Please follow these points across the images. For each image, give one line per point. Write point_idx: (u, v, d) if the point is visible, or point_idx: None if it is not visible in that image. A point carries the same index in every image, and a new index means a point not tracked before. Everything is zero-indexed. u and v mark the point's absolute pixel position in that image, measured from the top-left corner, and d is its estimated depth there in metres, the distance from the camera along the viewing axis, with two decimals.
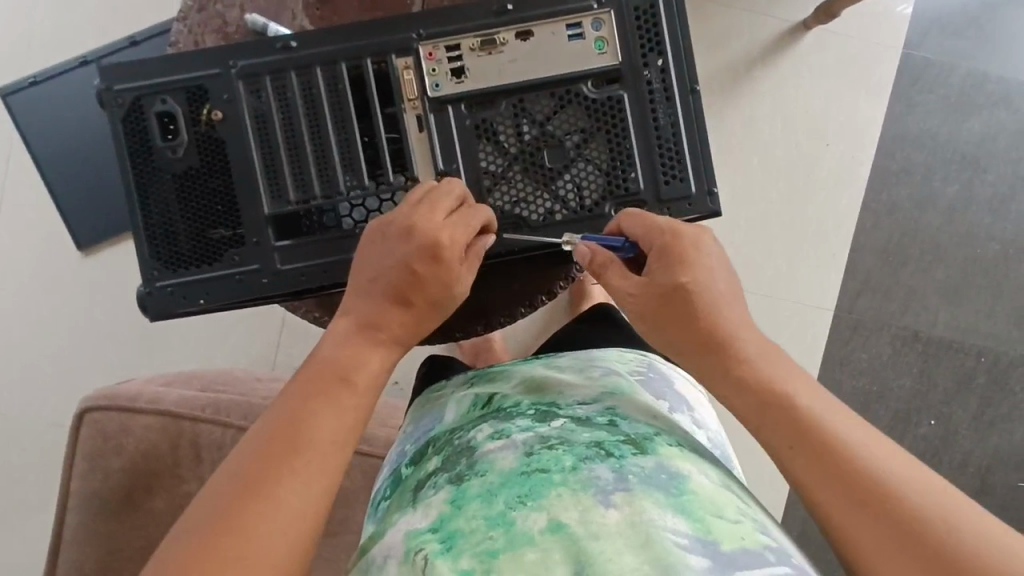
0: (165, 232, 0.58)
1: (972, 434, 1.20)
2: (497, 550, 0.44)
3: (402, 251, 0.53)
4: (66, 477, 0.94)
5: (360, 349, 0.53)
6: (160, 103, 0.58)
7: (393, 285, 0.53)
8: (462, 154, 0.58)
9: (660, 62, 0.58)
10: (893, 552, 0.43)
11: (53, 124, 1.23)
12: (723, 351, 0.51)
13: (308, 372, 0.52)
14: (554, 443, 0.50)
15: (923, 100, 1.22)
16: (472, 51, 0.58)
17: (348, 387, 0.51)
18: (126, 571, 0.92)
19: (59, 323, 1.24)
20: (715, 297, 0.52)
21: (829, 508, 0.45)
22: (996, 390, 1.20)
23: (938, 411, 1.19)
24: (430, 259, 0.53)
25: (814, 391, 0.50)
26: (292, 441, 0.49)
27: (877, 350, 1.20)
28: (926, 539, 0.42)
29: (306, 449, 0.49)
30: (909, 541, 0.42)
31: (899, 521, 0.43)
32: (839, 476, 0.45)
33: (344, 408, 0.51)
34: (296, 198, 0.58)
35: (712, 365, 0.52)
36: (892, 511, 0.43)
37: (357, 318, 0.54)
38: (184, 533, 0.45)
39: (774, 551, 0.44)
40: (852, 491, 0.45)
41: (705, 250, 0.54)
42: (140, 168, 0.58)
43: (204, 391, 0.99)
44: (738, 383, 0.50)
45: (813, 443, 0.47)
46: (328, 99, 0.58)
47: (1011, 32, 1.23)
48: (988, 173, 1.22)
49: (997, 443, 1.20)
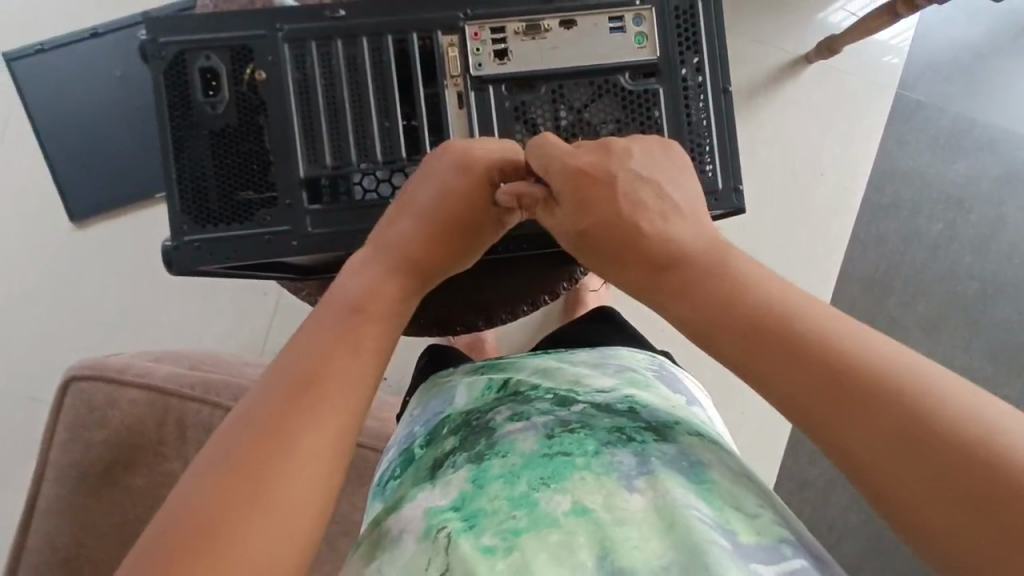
0: (196, 187, 0.58)
1: None
2: (521, 530, 0.44)
3: (440, 169, 0.56)
4: (45, 448, 0.92)
5: (382, 284, 0.53)
6: (204, 59, 0.57)
7: (426, 209, 0.55)
8: (499, 135, 0.59)
9: (695, 61, 0.59)
10: (919, 469, 0.39)
11: (57, 94, 1.22)
12: (711, 286, 0.47)
13: (323, 308, 0.51)
14: (574, 427, 0.51)
15: (914, 140, 1.28)
16: (516, 35, 0.59)
17: (364, 320, 0.51)
18: (96, 550, 0.89)
19: (44, 295, 1.22)
20: (692, 240, 0.49)
21: (864, 450, 0.41)
22: None
23: None
24: (462, 172, 0.55)
25: (806, 301, 0.46)
26: (316, 381, 0.47)
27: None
28: (946, 445, 0.39)
29: (325, 386, 0.47)
30: (932, 452, 0.39)
31: (935, 441, 0.39)
32: (842, 400, 0.42)
33: (364, 344, 0.50)
34: (331, 163, 0.58)
35: (689, 297, 0.48)
36: (906, 422, 0.40)
37: (383, 248, 0.55)
38: (197, 482, 0.43)
39: (790, 544, 0.45)
40: (873, 416, 0.41)
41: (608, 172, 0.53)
42: (176, 121, 0.57)
43: (195, 369, 0.97)
44: (725, 304, 0.46)
45: (809, 378, 0.43)
46: (372, 70, 0.58)
47: (999, 81, 1.29)
48: (972, 214, 1.27)
49: None
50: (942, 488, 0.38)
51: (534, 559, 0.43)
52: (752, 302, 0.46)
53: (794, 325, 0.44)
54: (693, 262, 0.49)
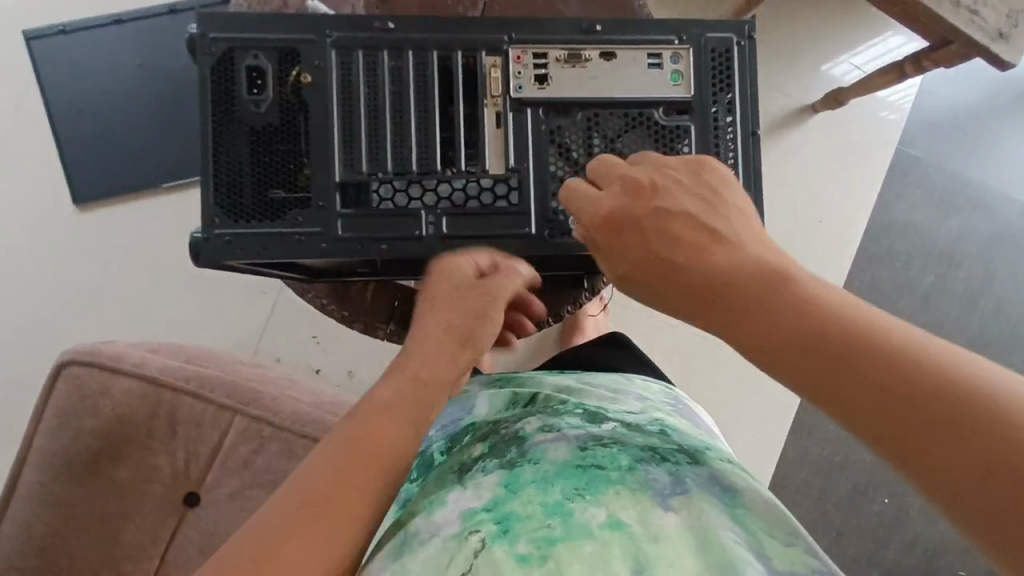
0: (231, 182, 0.58)
1: (923, 513, 1.23)
2: (556, 538, 0.45)
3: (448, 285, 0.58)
4: (31, 434, 0.90)
5: (417, 376, 0.55)
6: (252, 58, 0.58)
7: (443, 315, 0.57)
8: (533, 156, 0.60)
9: (728, 99, 0.61)
10: (963, 471, 0.37)
11: (74, 78, 1.22)
12: (745, 299, 0.45)
13: (369, 402, 0.53)
14: (607, 442, 0.52)
15: (911, 194, 1.31)
16: (557, 61, 0.60)
17: (402, 403, 0.53)
18: (74, 542, 0.87)
19: (39, 277, 1.20)
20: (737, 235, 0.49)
21: (905, 451, 0.38)
22: None
23: (893, 490, 1.23)
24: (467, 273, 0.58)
25: (819, 287, 0.44)
26: (361, 455, 0.50)
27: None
28: (989, 438, 0.36)
29: (363, 457, 0.50)
30: (975, 455, 0.36)
31: (982, 436, 0.36)
32: (876, 400, 0.39)
33: (399, 421, 0.53)
34: (367, 170, 0.59)
35: (721, 307, 0.47)
36: (930, 410, 0.38)
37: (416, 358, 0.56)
38: (225, 555, 0.47)
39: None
40: (907, 414, 0.38)
41: (634, 216, 0.53)
42: (218, 116, 0.58)
43: (189, 364, 0.96)
44: (751, 300, 0.45)
45: (824, 375, 0.41)
46: (414, 82, 0.59)
47: (993, 145, 1.34)
48: (962, 269, 1.31)
49: (944, 526, 1.23)
50: (993, 487, 0.36)
51: (569, 568, 0.43)
52: (798, 300, 0.44)
53: (804, 317, 0.43)
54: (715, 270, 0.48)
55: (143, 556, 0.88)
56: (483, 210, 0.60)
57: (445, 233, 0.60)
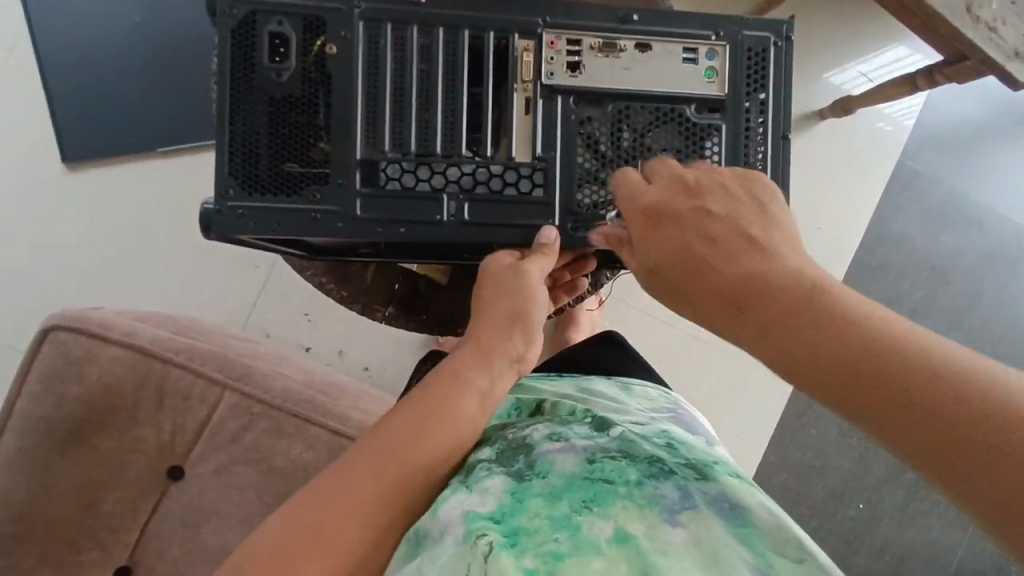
0: (248, 153, 0.56)
1: (895, 522, 1.25)
2: (563, 553, 0.44)
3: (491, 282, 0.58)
4: (13, 395, 0.85)
5: (451, 378, 0.54)
6: (275, 23, 0.55)
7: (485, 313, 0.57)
8: (561, 146, 0.58)
9: (761, 100, 0.59)
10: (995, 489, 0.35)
11: (69, 31, 1.17)
12: (768, 307, 0.44)
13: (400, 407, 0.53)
14: (615, 454, 0.51)
15: (909, 206, 1.32)
16: (591, 50, 0.58)
17: (429, 406, 0.53)
18: (51, 511, 0.84)
19: (23, 235, 1.16)
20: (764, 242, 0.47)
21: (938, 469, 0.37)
22: (922, 485, 1.26)
23: (868, 497, 1.25)
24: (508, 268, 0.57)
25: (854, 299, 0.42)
26: (381, 452, 0.51)
27: (828, 431, 1.24)
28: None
29: (383, 454, 0.50)
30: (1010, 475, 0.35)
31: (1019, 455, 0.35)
32: (906, 414, 0.38)
33: (422, 421, 0.52)
34: (389, 150, 0.57)
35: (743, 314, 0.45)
36: (983, 429, 0.36)
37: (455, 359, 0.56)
38: (236, 557, 0.49)
39: None
40: (941, 430, 0.36)
41: (678, 206, 0.51)
42: (236, 82, 0.55)
43: (179, 335, 0.93)
44: (775, 309, 0.43)
45: (869, 390, 0.39)
46: (443, 61, 0.57)
47: (992, 164, 1.35)
48: (951, 285, 1.32)
49: (914, 536, 1.25)
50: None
51: None
52: (822, 310, 0.42)
53: (841, 323, 0.41)
54: (740, 276, 0.46)
55: (123, 528, 0.87)
56: (509, 198, 0.59)
57: (467, 220, 0.58)
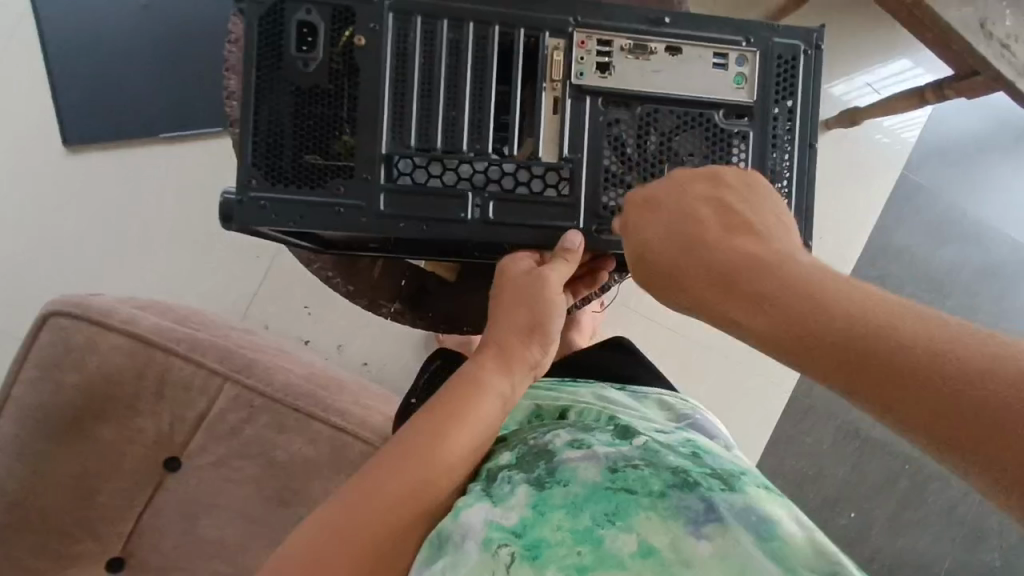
0: (272, 142, 0.55)
1: (885, 532, 1.26)
2: (586, 566, 0.44)
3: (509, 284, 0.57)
4: (10, 381, 0.82)
5: (471, 384, 0.54)
6: (304, 12, 0.54)
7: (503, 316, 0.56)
8: (588, 148, 0.58)
9: (789, 107, 0.59)
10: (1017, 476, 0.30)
11: (74, 12, 1.15)
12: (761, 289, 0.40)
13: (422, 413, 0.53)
14: (637, 463, 0.51)
15: (910, 219, 1.33)
16: (621, 51, 0.58)
17: (450, 412, 0.53)
18: (45, 501, 0.81)
19: (20, 218, 1.14)
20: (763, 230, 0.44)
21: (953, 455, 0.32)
22: (913, 496, 1.27)
23: (860, 506, 1.25)
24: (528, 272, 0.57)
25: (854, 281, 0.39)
26: (405, 456, 0.50)
27: (823, 439, 1.24)
28: None
29: (407, 457, 0.50)
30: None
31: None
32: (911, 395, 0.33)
33: (445, 425, 0.52)
34: (414, 145, 0.56)
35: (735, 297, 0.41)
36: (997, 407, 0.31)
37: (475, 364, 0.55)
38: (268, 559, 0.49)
39: None
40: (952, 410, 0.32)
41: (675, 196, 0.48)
42: (263, 71, 0.55)
43: (181, 324, 0.91)
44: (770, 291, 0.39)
45: (871, 368, 0.35)
46: (472, 56, 0.56)
47: (993, 180, 1.36)
48: (949, 299, 1.33)
49: (904, 546, 1.26)
50: None
51: None
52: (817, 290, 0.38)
53: (843, 309, 0.37)
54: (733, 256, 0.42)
55: (119, 519, 0.85)
56: (534, 197, 0.58)
57: (490, 219, 0.57)
